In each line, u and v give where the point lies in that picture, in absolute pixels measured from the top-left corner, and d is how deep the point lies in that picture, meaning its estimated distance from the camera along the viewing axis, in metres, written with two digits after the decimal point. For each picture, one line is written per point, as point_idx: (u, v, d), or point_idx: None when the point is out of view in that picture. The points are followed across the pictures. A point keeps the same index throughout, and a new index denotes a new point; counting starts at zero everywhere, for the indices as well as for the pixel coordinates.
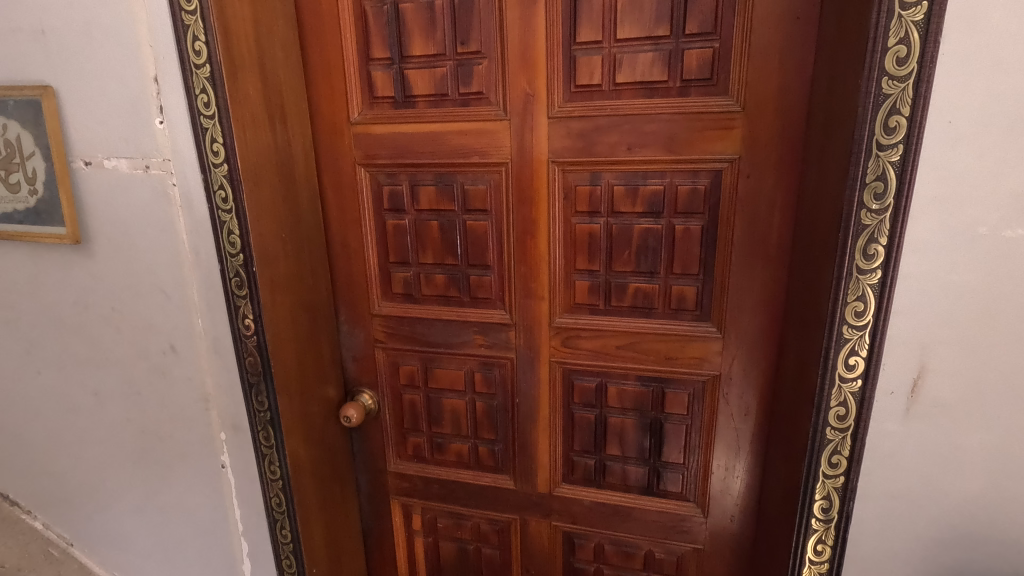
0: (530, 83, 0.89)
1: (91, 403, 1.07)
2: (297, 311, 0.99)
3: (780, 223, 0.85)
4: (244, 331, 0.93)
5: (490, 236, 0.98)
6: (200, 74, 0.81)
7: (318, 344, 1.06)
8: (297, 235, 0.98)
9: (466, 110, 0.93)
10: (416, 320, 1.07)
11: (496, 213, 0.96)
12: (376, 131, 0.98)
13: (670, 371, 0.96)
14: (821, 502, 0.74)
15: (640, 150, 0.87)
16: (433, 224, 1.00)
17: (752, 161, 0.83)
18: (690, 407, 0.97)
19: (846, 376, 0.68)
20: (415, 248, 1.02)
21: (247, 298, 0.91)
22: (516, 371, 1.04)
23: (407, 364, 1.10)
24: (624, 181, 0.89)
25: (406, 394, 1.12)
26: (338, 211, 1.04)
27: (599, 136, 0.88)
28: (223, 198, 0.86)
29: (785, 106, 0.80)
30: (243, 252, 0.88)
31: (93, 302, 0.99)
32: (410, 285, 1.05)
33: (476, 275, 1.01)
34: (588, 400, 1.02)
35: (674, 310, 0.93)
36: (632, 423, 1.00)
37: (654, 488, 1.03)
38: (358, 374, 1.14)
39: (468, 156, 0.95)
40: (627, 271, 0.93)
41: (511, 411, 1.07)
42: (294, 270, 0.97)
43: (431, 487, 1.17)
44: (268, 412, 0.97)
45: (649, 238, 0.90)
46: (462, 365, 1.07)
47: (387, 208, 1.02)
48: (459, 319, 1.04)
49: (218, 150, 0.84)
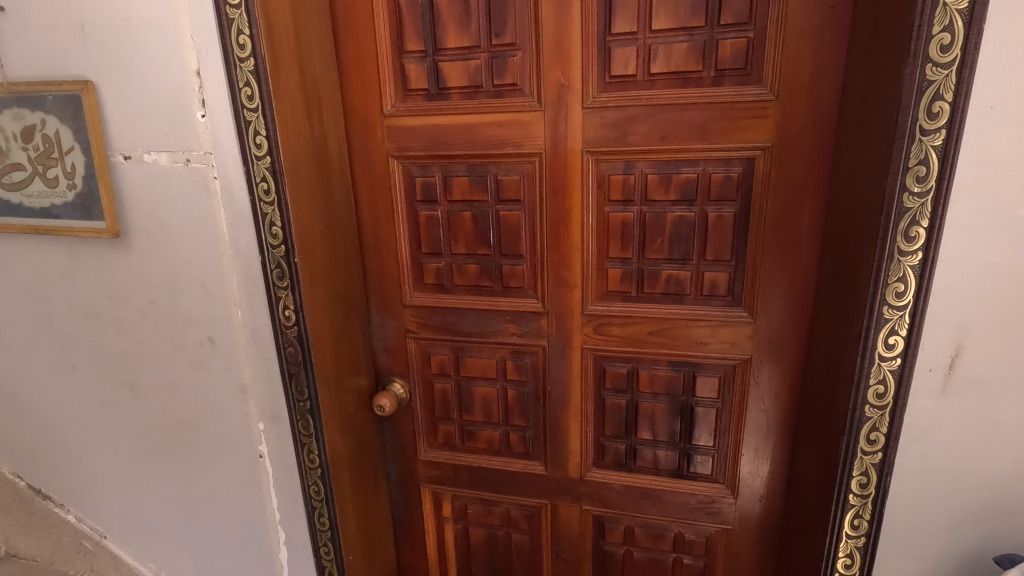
0: (564, 74, 0.90)
1: (125, 396, 1.08)
2: (333, 301, 1.00)
3: (812, 209, 0.87)
4: (284, 322, 0.94)
5: (523, 226, 1.00)
6: (245, 68, 0.82)
7: (352, 335, 1.07)
8: (332, 226, 0.99)
9: (500, 101, 0.94)
10: (448, 310, 1.08)
11: (529, 203, 0.98)
12: (409, 123, 0.99)
13: (700, 357, 0.98)
14: (860, 478, 0.76)
15: (674, 139, 0.89)
16: (466, 214, 1.01)
17: (785, 149, 0.85)
18: (720, 390, 0.99)
19: (886, 355, 0.70)
20: (447, 238, 1.04)
21: (289, 289, 0.92)
22: (547, 358, 1.06)
23: (438, 354, 1.12)
24: (657, 170, 0.91)
25: (436, 383, 1.14)
26: (370, 203, 1.05)
27: (633, 126, 0.90)
28: (265, 190, 0.87)
29: (817, 94, 0.82)
30: (285, 243, 0.90)
31: (130, 295, 1.00)
32: (442, 275, 1.06)
33: (508, 264, 1.02)
34: (619, 386, 1.04)
35: (706, 296, 0.95)
36: (662, 408, 1.02)
37: (684, 471, 1.06)
38: (389, 364, 1.16)
39: (500, 147, 0.96)
40: (660, 258, 0.94)
41: (542, 397, 1.09)
42: (330, 261, 0.99)
43: (462, 474, 1.19)
44: (308, 401, 0.99)
45: (682, 225, 0.92)
46: (494, 353, 1.08)
47: (419, 200, 1.03)
48: (492, 308, 1.05)
49: (261, 142, 0.85)
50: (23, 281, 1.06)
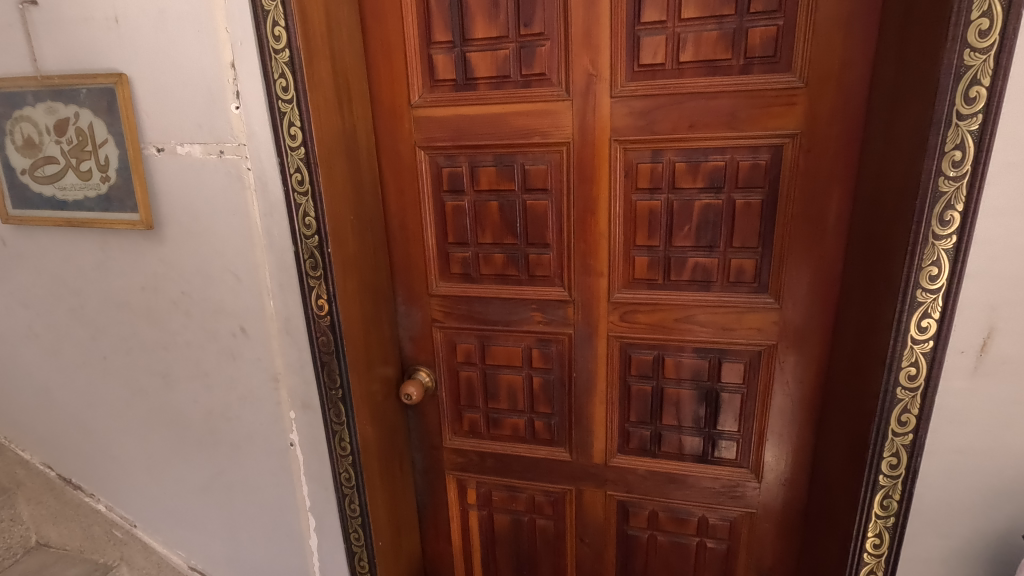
0: (593, 63, 0.91)
1: (158, 386, 1.10)
2: (362, 291, 1.01)
3: (839, 195, 0.88)
4: (317, 312, 0.95)
5: (550, 215, 1.01)
6: (280, 59, 0.83)
7: (380, 324, 1.09)
8: (361, 217, 1.00)
9: (528, 91, 0.95)
10: (474, 299, 1.10)
11: (556, 192, 0.99)
12: (436, 114, 1.00)
13: (726, 343, 0.99)
14: (890, 459, 0.77)
15: (703, 127, 0.89)
16: (493, 204, 1.02)
17: (813, 137, 0.86)
18: (745, 376, 1.01)
19: (918, 338, 0.71)
20: (474, 228, 1.05)
21: (322, 278, 0.93)
22: (573, 346, 1.07)
23: (464, 343, 1.13)
24: (685, 158, 0.92)
25: (462, 371, 1.16)
26: (397, 194, 1.06)
27: (662, 114, 0.91)
28: (299, 181, 0.88)
29: (846, 82, 0.83)
30: (318, 233, 0.90)
31: (163, 286, 1.02)
32: (468, 265, 1.08)
33: (535, 253, 1.04)
34: (644, 372, 1.05)
35: (732, 283, 0.96)
36: (688, 394, 1.04)
37: (709, 456, 1.07)
38: (416, 354, 1.17)
39: (528, 137, 0.97)
40: (687, 245, 0.95)
41: (567, 384, 1.10)
42: (360, 251, 1.00)
43: (487, 461, 1.21)
44: (340, 390, 1.00)
45: (710, 213, 0.93)
46: (520, 341, 1.10)
47: (446, 190, 1.04)
48: (518, 297, 1.07)
49: (295, 133, 0.86)
50: (56, 274, 1.07)
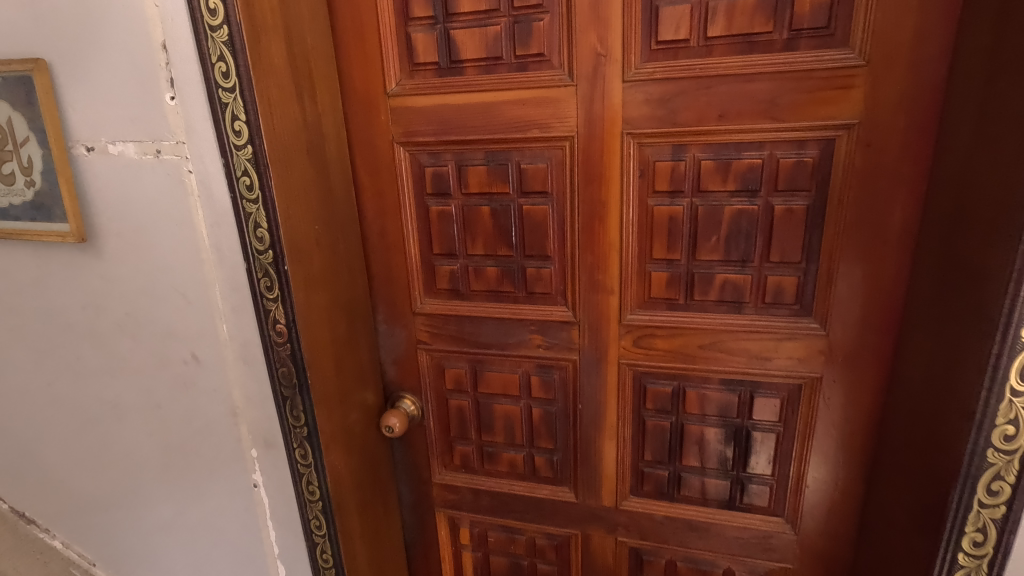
0: (601, 41, 0.75)
1: (108, 417, 0.96)
2: (333, 311, 0.87)
3: (905, 199, 0.71)
4: (276, 340, 0.81)
5: (551, 222, 0.85)
6: (217, 38, 0.68)
7: (356, 347, 0.95)
8: (328, 226, 0.85)
9: (524, 76, 0.80)
10: (464, 318, 0.95)
11: (558, 196, 0.84)
12: (417, 104, 0.85)
13: (759, 374, 0.84)
14: (975, 535, 0.63)
15: (735, 117, 0.73)
16: (484, 210, 0.87)
17: (874, 128, 0.70)
18: (782, 413, 0.85)
19: (1017, 390, 0.57)
20: (462, 237, 0.90)
21: (279, 301, 0.78)
22: (579, 374, 0.92)
23: (453, 367, 0.99)
24: (713, 155, 0.76)
25: (452, 399, 1.01)
26: (374, 197, 0.92)
27: (686, 102, 0.75)
28: (248, 186, 0.73)
29: (918, 58, 0.66)
30: (273, 249, 0.76)
31: (107, 306, 0.88)
32: (457, 279, 0.93)
33: (534, 267, 0.89)
34: (662, 406, 0.90)
35: (768, 305, 0.80)
36: (713, 432, 0.89)
37: (736, 502, 0.92)
38: (400, 378, 1.03)
39: (525, 130, 0.82)
40: (714, 259, 0.80)
41: (572, 417, 0.95)
42: (328, 266, 0.85)
43: (481, 498, 1.06)
44: (305, 427, 0.86)
45: (742, 221, 0.77)
46: (517, 367, 0.95)
47: (430, 193, 0.89)
48: (515, 316, 0.92)
49: (240, 129, 0.71)
50: None
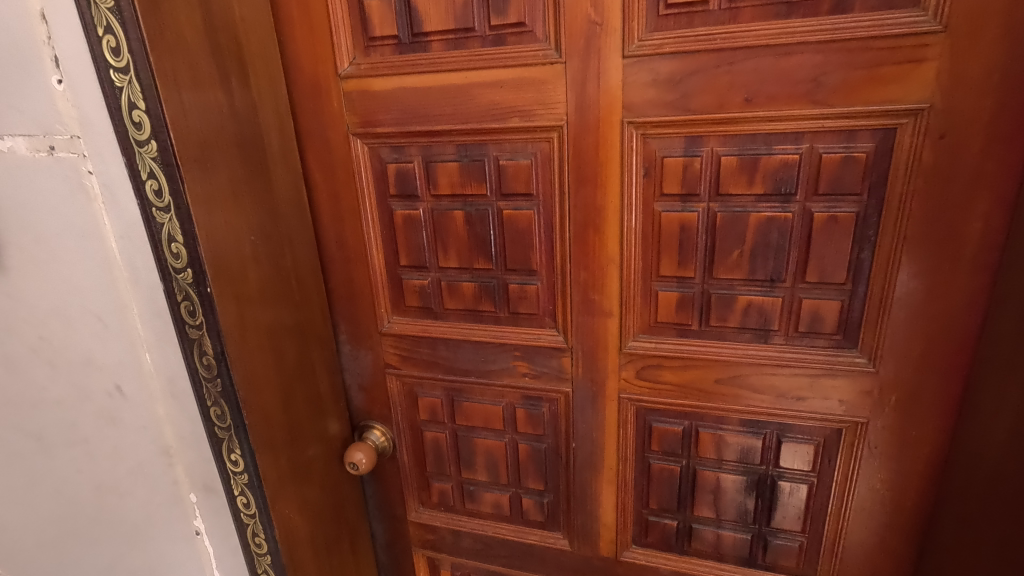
0: (596, 6, 0.60)
1: (20, 456, 0.80)
2: (276, 335, 0.74)
3: (986, 207, 0.56)
4: (204, 374, 0.67)
5: (537, 231, 0.71)
6: (101, 2, 0.53)
7: (312, 374, 0.81)
8: (268, 236, 0.71)
9: (500, 52, 0.64)
10: (438, 340, 0.81)
11: (545, 199, 0.69)
12: (375, 87, 0.71)
13: (789, 416, 0.69)
14: None
15: (766, 102, 0.58)
16: (457, 215, 0.73)
17: (947, 114, 0.54)
18: (817, 461, 0.70)
19: None
20: (432, 247, 0.76)
21: (204, 329, 0.65)
22: (572, 408, 0.78)
23: (427, 396, 0.85)
24: (736, 150, 0.60)
25: (427, 431, 0.88)
26: (329, 199, 0.78)
27: (703, 83, 0.59)
28: (156, 191, 0.59)
29: (1014, 21, 0.50)
30: (193, 267, 0.62)
31: (12, 327, 0.73)
32: (428, 296, 0.79)
33: (517, 283, 0.74)
34: (670, 448, 0.76)
35: (802, 334, 0.65)
36: (731, 480, 0.74)
37: (758, 561, 0.78)
38: (368, 406, 0.90)
39: (503, 119, 0.67)
40: (735, 279, 0.65)
41: (565, 456, 0.82)
42: (268, 283, 0.72)
43: (463, 541, 0.93)
44: (245, 474, 0.72)
45: (772, 232, 0.62)
46: (500, 397, 0.82)
47: (394, 194, 0.75)
48: (496, 340, 0.78)
49: (141, 120, 0.57)
50: None
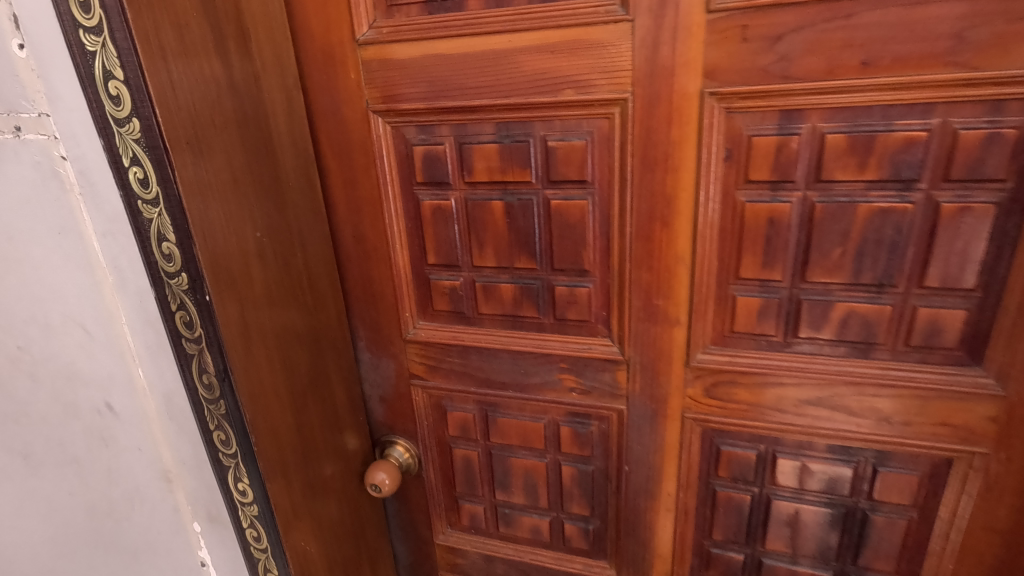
0: None
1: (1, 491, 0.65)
2: (287, 345, 0.64)
3: None
4: (205, 394, 0.58)
5: (591, 225, 0.60)
6: None
7: (328, 387, 0.72)
8: (275, 232, 0.61)
9: (552, 9, 0.53)
10: (470, 349, 0.71)
11: (602, 187, 0.58)
12: (399, 55, 0.60)
13: (890, 443, 0.59)
14: None
15: (889, 66, 0.47)
16: (495, 206, 0.62)
17: None
18: (919, 494, 0.60)
19: None
20: (466, 243, 0.65)
21: (203, 343, 0.55)
22: (626, 427, 0.68)
23: (457, 410, 0.76)
24: (846, 126, 0.49)
25: (457, 448, 0.78)
26: (345, 188, 0.67)
27: (808, 42, 0.48)
28: (142, 180, 0.49)
29: None
30: (188, 271, 0.52)
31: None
32: (459, 299, 0.69)
33: (565, 285, 0.64)
34: (740, 473, 0.66)
35: (913, 349, 0.54)
36: (812, 512, 0.64)
37: None
38: (391, 420, 0.80)
39: (554, 91, 0.56)
40: (833, 283, 0.54)
41: (615, 479, 0.72)
42: (277, 287, 0.62)
43: (495, 567, 0.84)
44: (254, 505, 0.63)
45: (885, 226, 0.51)
46: (542, 413, 0.72)
47: (421, 182, 0.64)
48: (539, 350, 0.68)
49: (119, 92, 0.46)
50: None
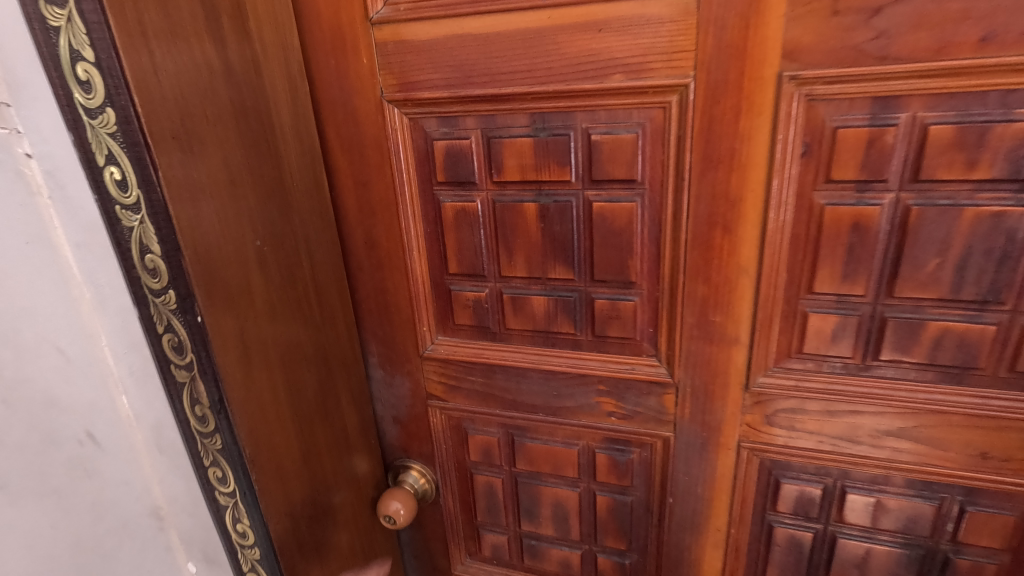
0: None
1: None
2: (291, 367, 0.56)
3: None
4: (198, 427, 0.50)
5: (639, 231, 0.52)
6: None
7: (337, 411, 0.64)
8: (277, 239, 0.54)
9: None
10: (496, 368, 0.64)
11: (653, 188, 0.51)
12: (418, 36, 0.52)
13: (982, 479, 0.51)
14: None
15: (1013, 43, 0.39)
16: (528, 210, 0.55)
17: None
18: (1012, 537, 0.53)
19: None
20: (493, 251, 0.58)
21: (196, 370, 0.47)
22: (672, 456, 0.61)
23: (480, 433, 0.68)
24: (954, 115, 0.41)
25: (479, 474, 0.71)
26: (356, 188, 0.59)
27: (913, 16, 0.40)
28: (119, 182, 0.41)
29: None
30: (177, 288, 0.44)
31: None
32: (484, 313, 0.61)
33: (606, 298, 0.56)
34: (801, 509, 0.59)
35: (1018, 375, 0.47)
36: (884, 553, 0.57)
37: None
38: (405, 443, 0.73)
39: (601, 77, 0.48)
40: (926, 299, 0.47)
41: (657, 512, 0.65)
42: (280, 301, 0.54)
43: None
44: (255, 548, 0.56)
45: (995, 234, 0.43)
46: (576, 438, 0.65)
47: (442, 181, 0.57)
48: (575, 370, 0.60)
49: (89, 76, 0.39)
50: None
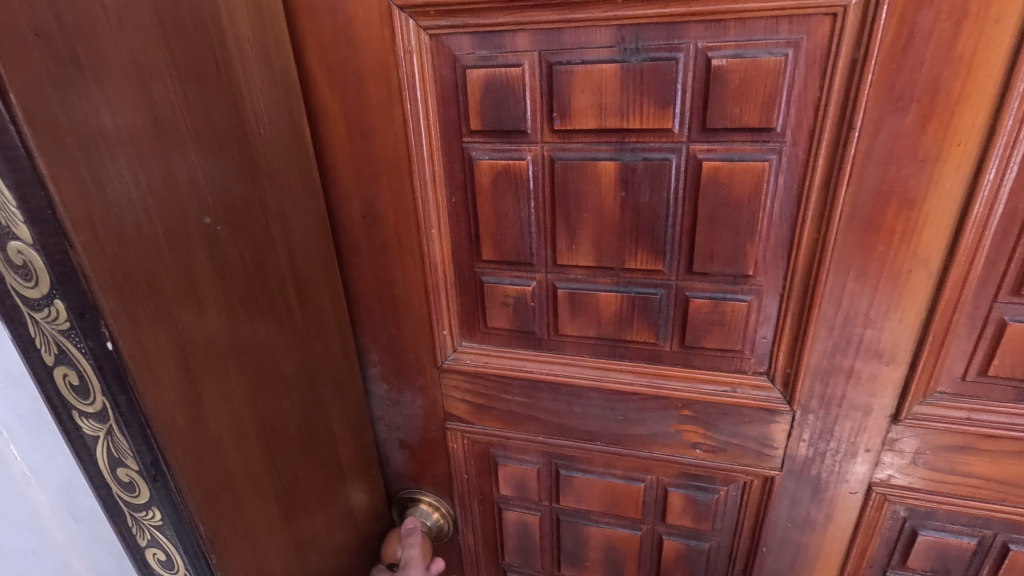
0: None
1: None
2: (263, 395, 0.40)
3: None
4: (125, 496, 0.33)
5: (769, 203, 0.36)
6: None
7: (328, 441, 0.48)
8: (238, 214, 0.36)
9: None
10: (541, 384, 0.48)
11: (798, 141, 0.34)
12: None
13: None
14: None
15: None
16: (605, 172, 0.38)
17: None
18: None
19: None
20: (547, 229, 0.41)
21: (109, 418, 0.31)
22: (774, 498, 0.47)
23: (514, 463, 0.53)
24: None
25: (510, 511, 0.56)
26: (351, 138, 0.42)
27: None
28: None
29: None
30: (66, 297, 0.27)
31: None
32: (528, 314, 0.45)
33: (706, 297, 0.40)
34: (941, 566, 0.45)
35: None
36: None
37: None
38: (414, 472, 0.57)
39: None
40: None
41: (742, 562, 0.51)
42: (245, 305, 0.37)
43: None
44: None
45: None
46: (641, 472, 0.50)
47: (477, 130, 0.39)
48: (651, 390, 0.45)
49: None
50: None
